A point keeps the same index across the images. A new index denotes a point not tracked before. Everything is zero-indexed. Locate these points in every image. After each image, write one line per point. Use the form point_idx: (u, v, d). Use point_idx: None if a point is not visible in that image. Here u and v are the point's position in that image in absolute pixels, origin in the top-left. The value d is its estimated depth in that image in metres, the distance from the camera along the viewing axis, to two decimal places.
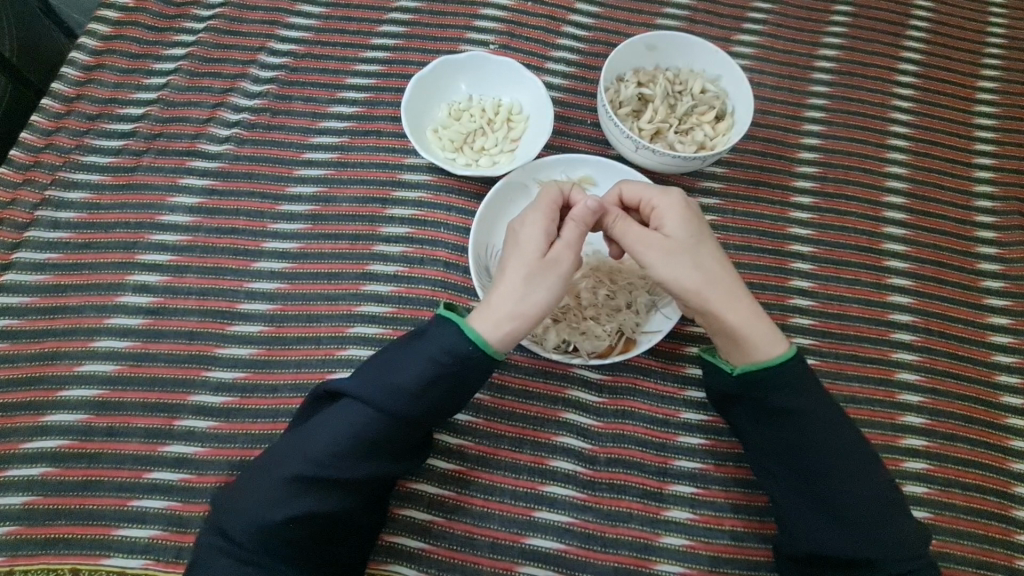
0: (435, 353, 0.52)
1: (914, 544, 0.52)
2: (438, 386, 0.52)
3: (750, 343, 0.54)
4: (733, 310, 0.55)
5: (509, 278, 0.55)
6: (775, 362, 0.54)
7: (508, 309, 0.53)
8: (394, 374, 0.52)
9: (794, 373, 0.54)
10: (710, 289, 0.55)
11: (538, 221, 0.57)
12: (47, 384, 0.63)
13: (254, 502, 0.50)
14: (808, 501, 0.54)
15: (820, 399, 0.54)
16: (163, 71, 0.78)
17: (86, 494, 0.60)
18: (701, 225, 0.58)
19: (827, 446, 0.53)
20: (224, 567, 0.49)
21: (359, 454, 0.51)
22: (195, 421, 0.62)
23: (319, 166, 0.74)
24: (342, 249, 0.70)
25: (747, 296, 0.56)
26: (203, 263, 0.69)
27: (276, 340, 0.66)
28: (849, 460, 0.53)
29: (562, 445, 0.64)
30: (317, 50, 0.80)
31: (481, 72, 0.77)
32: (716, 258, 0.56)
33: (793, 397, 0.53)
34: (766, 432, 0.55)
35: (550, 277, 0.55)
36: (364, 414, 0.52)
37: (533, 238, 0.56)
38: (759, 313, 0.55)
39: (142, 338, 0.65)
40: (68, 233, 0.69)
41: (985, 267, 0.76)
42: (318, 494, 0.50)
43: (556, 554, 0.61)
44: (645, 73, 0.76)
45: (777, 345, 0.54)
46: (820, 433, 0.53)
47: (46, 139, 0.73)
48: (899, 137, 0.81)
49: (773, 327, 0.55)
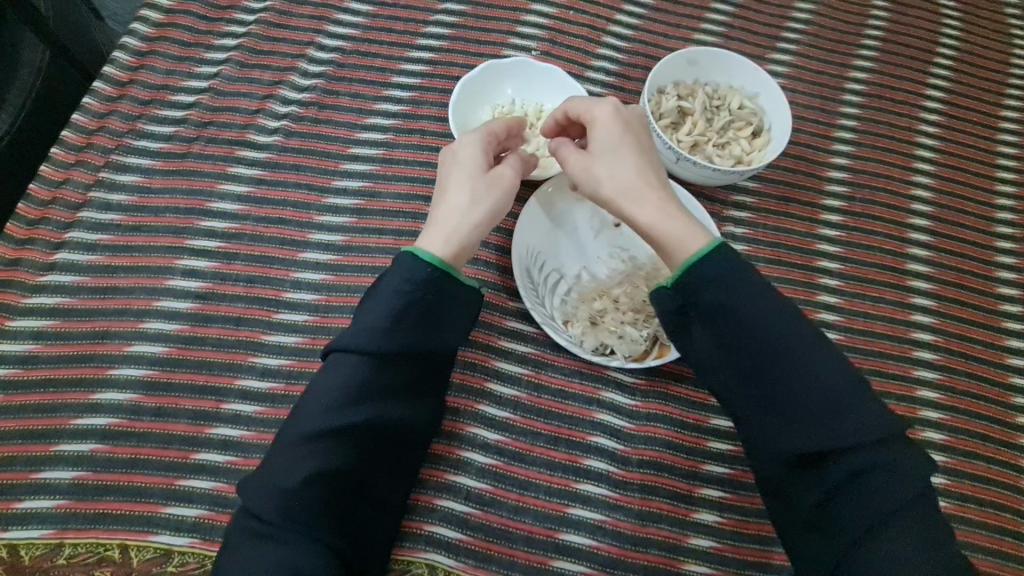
0: (399, 285, 0.54)
1: (881, 432, 0.46)
2: (409, 316, 0.54)
3: (668, 242, 0.53)
4: (645, 211, 0.54)
5: (450, 195, 0.59)
6: (694, 255, 0.50)
7: (454, 222, 0.58)
8: (368, 316, 0.55)
9: (722, 263, 0.49)
10: (629, 192, 0.55)
11: (472, 142, 0.62)
12: (97, 362, 0.64)
13: (269, 471, 0.51)
14: (772, 419, 0.50)
15: (758, 288, 0.49)
16: (214, 61, 0.79)
17: (134, 471, 0.61)
18: (628, 132, 0.58)
19: (777, 346, 0.49)
20: (253, 542, 0.49)
21: (349, 399, 0.53)
22: (241, 405, 0.64)
23: (366, 161, 0.76)
24: (387, 243, 0.72)
25: (667, 197, 0.55)
26: (250, 251, 0.70)
27: (319, 329, 0.67)
28: (801, 355, 0.48)
29: (595, 445, 0.66)
30: (364, 47, 0.81)
31: (526, 77, 0.79)
32: (638, 165, 0.56)
33: (726, 295, 0.49)
34: (706, 340, 0.51)
35: (483, 187, 0.59)
36: (347, 361, 0.54)
37: (462, 158, 0.61)
38: (676, 210, 0.54)
39: (190, 321, 0.67)
40: (119, 215, 0.70)
41: (1005, 291, 0.78)
42: (325, 450, 0.52)
43: (588, 550, 0.62)
44: (685, 87, 0.79)
45: (695, 238, 0.51)
46: (753, 325, 0.49)
47: (98, 121, 0.74)
48: (925, 161, 0.84)
49: (691, 221, 0.53)
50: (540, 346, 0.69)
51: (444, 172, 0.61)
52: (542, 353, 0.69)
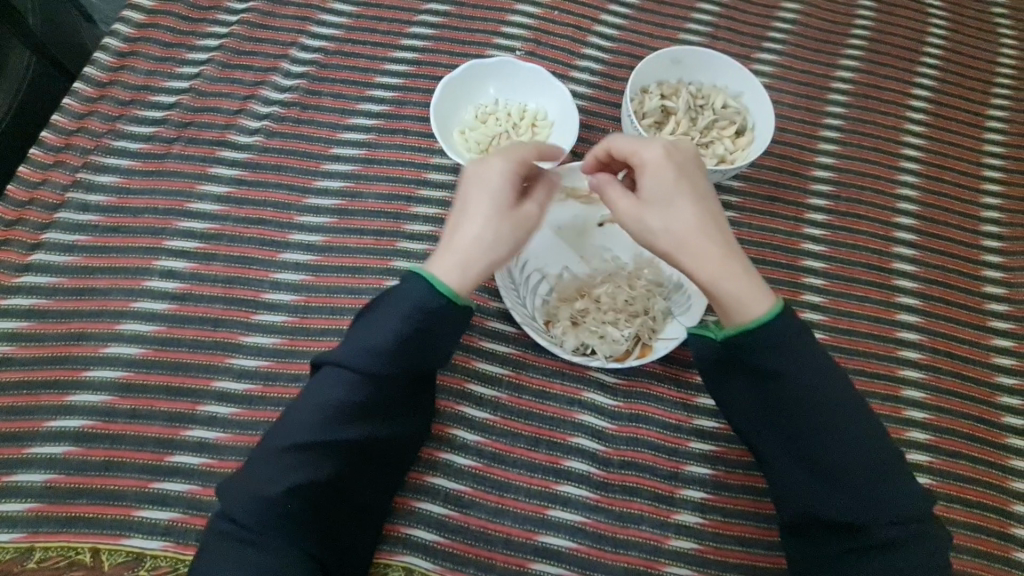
0: (406, 311, 0.51)
1: (906, 504, 0.49)
2: (414, 344, 0.51)
3: (731, 304, 0.51)
4: (706, 266, 0.52)
5: (472, 223, 0.53)
6: (753, 322, 0.50)
7: (476, 253, 0.53)
8: (369, 335, 0.51)
9: (783, 331, 0.50)
10: (686, 245, 0.52)
11: (501, 165, 0.55)
12: (72, 364, 0.64)
13: (251, 479, 0.50)
14: (804, 475, 0.52)
15: (814, 356, 0.51)
16: (195, 61, 0.79)
17: (108, 474, 0.60)
18: (684, 178, 0.54)
19: (824, 410, 0.50)
20: (234, 547, 0.49)
21: (342, 415, 0.51)
22: (217, 406, 0.63)
23: (347, 161, 0.75)
24: (367, 244, 0.71)
25: (730, 253, 0.52)
26: (229, 252, 0.70)
27: (298, 330, 0.67)
28: (843, 422, 0.50)
29: (576, 446, 0.65)
30: (347, 48, 0.81)
31: (509, 77, 0.79)
32: (697, 215, 0.53)
33: (783, 359, 0.50)
34: (757, 398, 0.53)
35: (510, 219, 0.54)
36: (342, 378, 0.51)
37: (491, 183, 0.54)
38: (739, 268, 0.52)
39: (167, 323, 0.66)
40: (97, 216, 0.70)
41: (991, 290, 0.78)
42: (310, 462, 0.51)
43: (568, 552, 0.62)
44: (668, 86, 0.78)
45: (758, 303, 0.50)
46: (808, 388, 0.50)
47: (78, 122, 0.74)
48: (911, 160, 0.83)
49: (756, 282, 0.51)
50: (521, 346, 0.68)
51: (466, 195, 0.55)
52: (523, 353, 0.68)
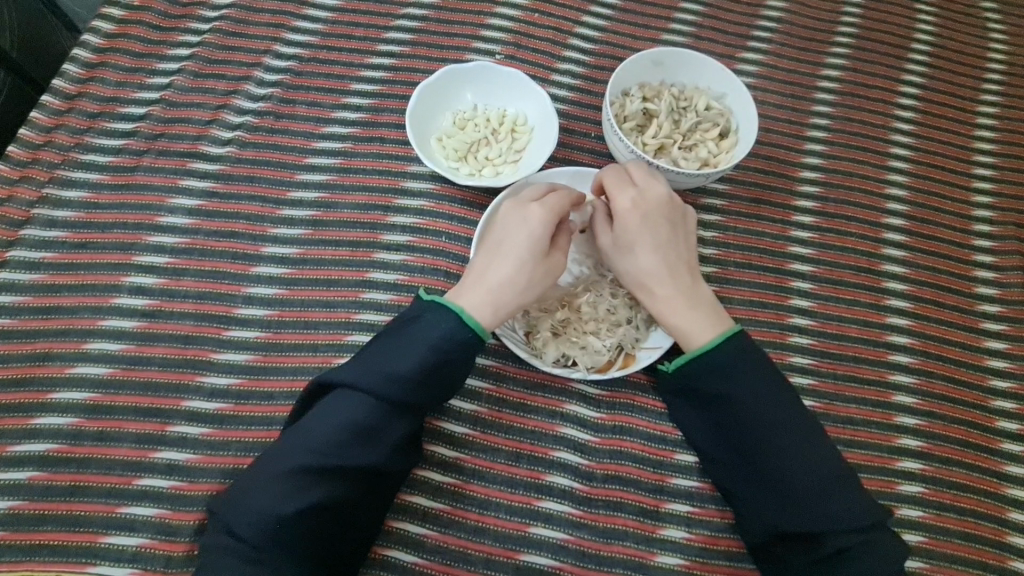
0: (433, 340, 0.53)
1: (862, 515, 0.51)
2: (438, 372, 0.53)
3: (678, 334, 0.60)
4: (657, 301, 0.60)
5: (507, 266, 0.58)
6: (693, 351, 0.58)
7: (508, 296, 0.57)
8: (393, 361, 0.53)
9: (722, 356, 0.56)
10: (643, 284, 0.61)
11: (541, 214, 0.59)
12: (37, 386, 0.62)
13: (259, 497, 0.49)
14: (758, 492, 0.55)
15: (754, 377, 0.56)
16: (166, 71, 0.77)
17: (75, 499, 0.58)
18: (649, 226, 0.60)
19: (765, 428, 0.55)
20: (235, 566, 0.48)
21: (360, 440, 0.51)
22: (187, 427, 0.61)
23: (322, 171, 0.74)
24: (343, 255, 0.70)
25: (680, 291, 0.60)
26: (200, 266, 0.68)
27: (272, 346, 0.65)
28: (789, 440, 0.54)
29: (558, 460, 0.64)
30: (323, 54, 0.79)
31: (487, 81, 0.77)
32: (655, 258, 0.60)
33: (722, 381, 0.56)
34: (708, 420, 0.59)
35: (543, 268, 0.59)
36: (362, 401, 0.52)
37: (530, 230, 0.58)
38: (687, 305, 0.59)
39: (136, 341, 0.64)
40: (64, 232, 0.68)
41: (983, 291, 0.76)
42: (321, 482, 0.50)
43: (551, 571, 0.60)
44: (650, 88, 0.77)
45: (700, 336, 0.58)
46: (752, 407, 0.55)
47: (45, 136, 0.72)
48: (900, 159, 0.82)
49: (704, 317, 0.59)
50: (501, 358, 0.67)
51: (505, 240, 0.59)
52: (503, 365, 0.66)
